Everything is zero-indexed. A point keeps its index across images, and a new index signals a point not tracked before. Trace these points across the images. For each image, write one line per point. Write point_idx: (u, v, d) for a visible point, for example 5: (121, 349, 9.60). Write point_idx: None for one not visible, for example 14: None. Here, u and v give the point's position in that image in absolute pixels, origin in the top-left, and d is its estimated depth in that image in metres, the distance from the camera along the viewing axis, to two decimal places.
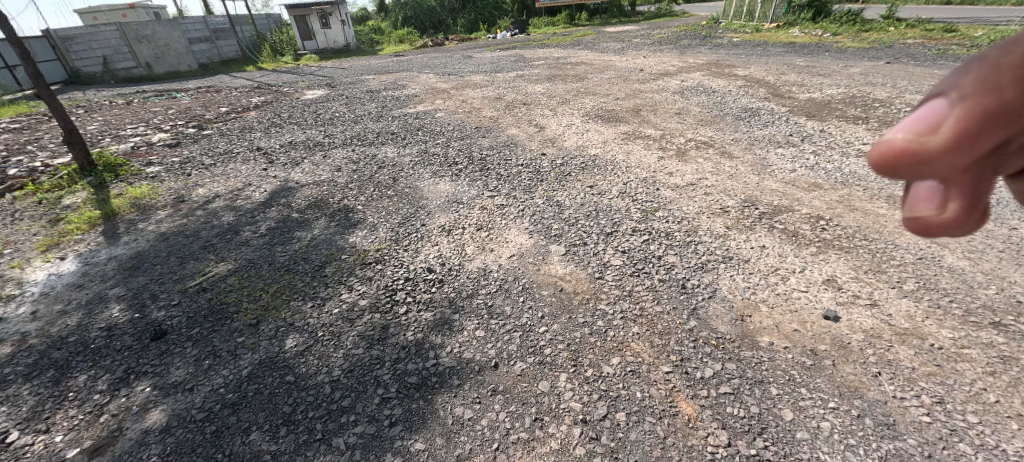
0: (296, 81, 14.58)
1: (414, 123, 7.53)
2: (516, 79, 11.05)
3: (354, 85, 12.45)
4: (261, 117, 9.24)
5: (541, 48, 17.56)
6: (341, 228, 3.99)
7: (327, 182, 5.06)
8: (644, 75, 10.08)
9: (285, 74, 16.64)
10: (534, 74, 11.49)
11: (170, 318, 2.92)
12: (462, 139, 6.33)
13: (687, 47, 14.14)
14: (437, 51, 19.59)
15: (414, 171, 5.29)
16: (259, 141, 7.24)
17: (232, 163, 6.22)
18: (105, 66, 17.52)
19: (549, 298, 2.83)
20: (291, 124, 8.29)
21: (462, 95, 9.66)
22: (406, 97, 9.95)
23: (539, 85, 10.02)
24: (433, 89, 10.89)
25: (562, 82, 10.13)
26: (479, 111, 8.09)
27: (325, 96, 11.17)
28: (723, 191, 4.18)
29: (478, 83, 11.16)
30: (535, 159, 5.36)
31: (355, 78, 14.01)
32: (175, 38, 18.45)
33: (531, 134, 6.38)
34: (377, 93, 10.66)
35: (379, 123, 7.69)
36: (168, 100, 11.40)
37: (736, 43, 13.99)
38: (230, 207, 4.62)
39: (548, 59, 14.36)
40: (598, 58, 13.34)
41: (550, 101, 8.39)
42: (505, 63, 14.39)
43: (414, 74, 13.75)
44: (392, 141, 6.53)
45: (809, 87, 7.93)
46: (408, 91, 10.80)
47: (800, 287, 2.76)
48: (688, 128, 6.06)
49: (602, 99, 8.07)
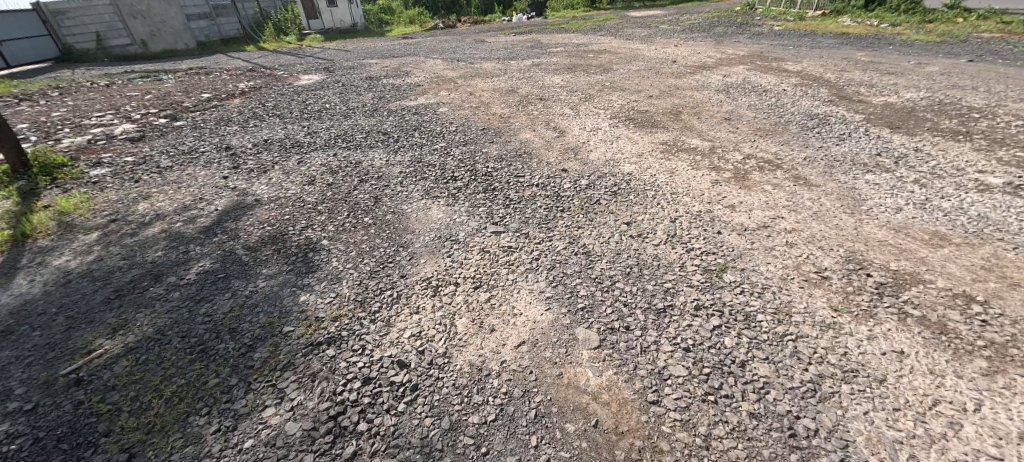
0: (294, 63, 13.56)
1: (412, 120, 6.45)
2: (531, 69, 9.86)
3: (355, 71, 11.37)
4: (244, 105, 8.25)
5: (560, 34, 16.21)
6: (293, 277, 2.99)
7: (293, 200, 4.05)
8: (679, 67, 8.83)
9: (284, 55, 15.57)
10: (551, 63, 10.25)
11: (8, 441, 1.97)
12: (465, 145, 5.25)
13: (723, 36, 12.76)
14: (448, 34, 18.32)
15: (401, 188, 4.25)
16: (232, 138, 6.24)
17: (192, 165, 5.24)
18: (99, 43, 16.66)
19: (577, 445, 1.81)
20: (273, 116, 7.28)
21: (470, 86, 8.54)
22: (408, 87, 8.86)
23: (557, 77, 8.82)
24: (438, 77, 9.76)
25: (584, 73, 8.93)
26: (487, 107, 6.97)
27: (320, 83, 10.12)
28: (811, 240, 3.07)
29: (487, 71, 9.99)
30: (554, 177, 4.28)
31: (356, 62, 12.92)
32: (170, 13, 17.70)
33: (549, 140, 5.28)
34: (377, 81, 9.59)
35: (371, 119, 6.63)
36: (151, 83, 10.47)
37: (778, 32, 12.55)
38: (165, 233, 3.65)
39: (568, 45, 13.07)
40: (623, 46, 12.04)
41: (571, 97, 7.23)
42: (521, 49, 13.15)
43: (419, 59, 12.58)
44: (383, 144, 5.49)
45: (882, 90, 6.66)
46: (411, 79, 9.69)
47: (988, 452, 1.70)
48: (744, 139, 4.90)
49: (632, 96, 6.90)
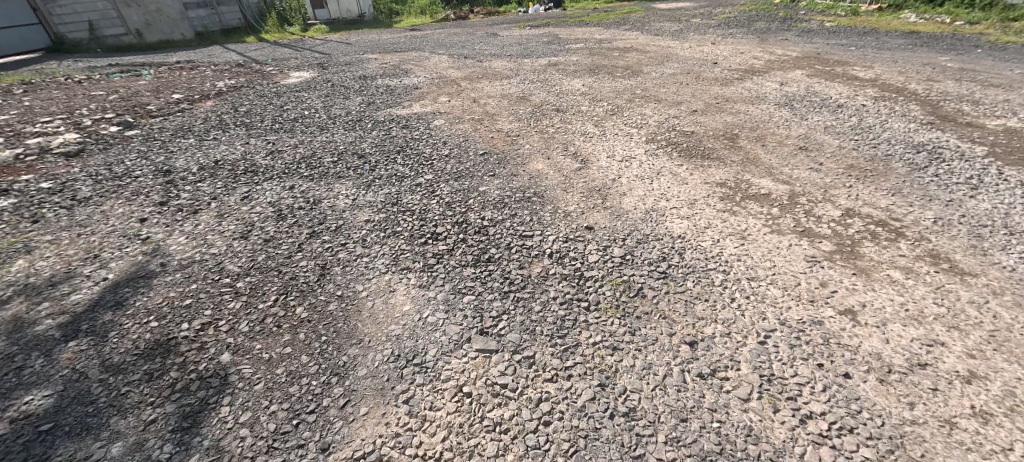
0: (289, 58, 12.48)
1: (398, 137, 5.25)
2: (547, 69, 8.56)
3: (351, 68, 10.23)
4: (214, 110, 7.18)
5: (581, 27, 14.81)
6: (151, 438, 1.86)
7: (209, 268, 2.93)
8: (721, 72, 7.47)
9: (282, 48, 14.50)
10: (569, 63, 8.91)
11: None
12: (456, 178, 4.03)
13: (766, 33, 11.25)
14: (459, 26, 17.04)
15: (361, 250, 3.07)
16: (180, 156, 5.14)
17: (113, 198, 4.16)
18: (92, 33, 16.01)
19: None
20: (240, 126, 6.19)
21: (475, 91, 7.32)
22: (404, 90, 7.67)
23: (578, 81, 7.52)
24: (439, 77, 8.53)
25: (609, 77, 7.61)
26: (492, 120, 5.73)
27: (309, 82, 9.00)
28: (1011, 405, 1.82)
29: (496, 72, 8.72)
30: (574, 238, 3.04)
31: (356, 57, 11.78)
32: (167, 1, 16.85)
33: (567, 173, 4.04)
34: (371, 82, 8.43)
35: (350, 134, 5.45)
36: (125, 80, 9.50)
37: (831, 29, 11.00)
38: (14, 323, 2.55)
39: (589, 41, 11.70)
40: (652, 44, 10.64)
41: (594, 109, 5.95)
42: (537, 45, 11.82)
43: (424, 55, 11.37)
44: (355, 172, 4.31)
45: (991, 109, 5.26)
46: (409, 80, 8.48)
47: None
48: (833, 183, 3.60)
49: (670, 109, 5.59)
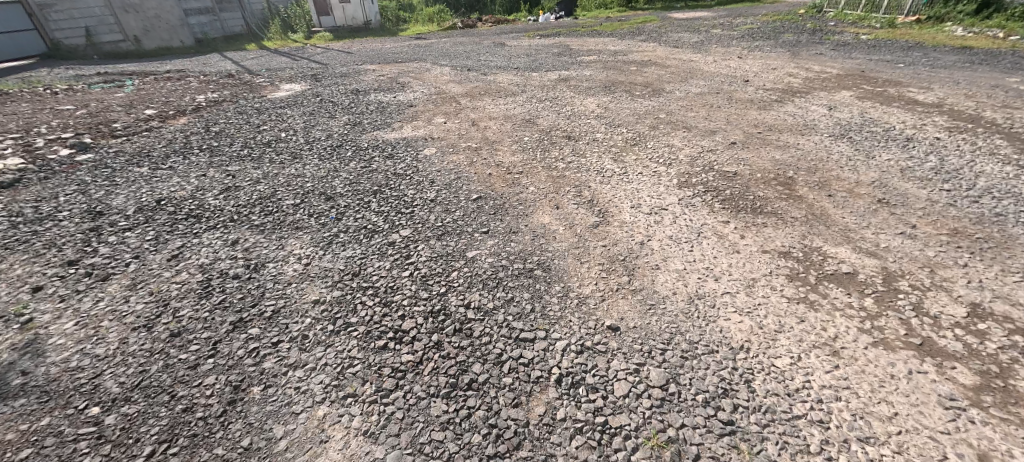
0: (284, 67, 11.82)
1: (378, 171, 4.42)
2: (558, 85, 7.72)
3: (345, 80, 9.50)
4: (184, 129, 6.44)
5: (594, 37, 14.01)
6: None
7: (81, 385, 2.10)
8: (755, 92, 6.57)
9: (279, 57, 13.87)
10: (581, 78, 8.06)
11: None
12: (439, 236, 3.17)
13: (797, 47, 10.34)
14: (466, 35, 16.34)
15: (296, 357, 2.22)
16: (122, 191, 4.37)
17: (18, 251, 3.37)
18: (88, 39, 15.53)
19: None
20: (204, 152, 5.42)
21: (474, 110, 6.50)
22: (396, 108, 6.88)
23: (591, 100, 6.64)
24: (437, 92, 7.74)
25: (627, 96, 6.75)
26: (492, 149, 4.88)
27: (297, 96, 8.28)
28: None
29: (500, 87, 7.91)
30: (591, 347, 2.16)
31: (353, 68, 11.07)
32: (167, 7, 16.35)
33: (580, 230, 3.15)
34: (362, 98, 7.66)
35: (323, 166, 4.63)
36: (103, 93, 8.87)
37: (869, 43, 10.06)
38: None
39: (603, 53, 10.88)
40: (672, 57, 9.79)
41: (610, 137, 5.07)
42: (546, 56, 11.02)
43: (424, 66, 10.61)
44: (316, 223, 3.48)
45: None
46: (403, 95, 7.69)
47: None
48: (939, 260, 2.69)
49: (703, 140, 4.69)
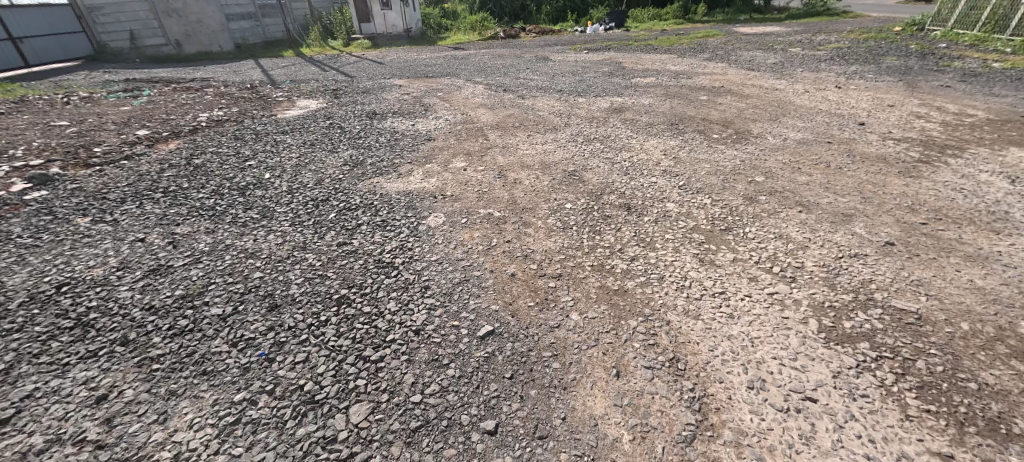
0: (309, 79, 11.00)
1: (356, 254, 3.14)
2: (610, 118, 6.26)
3: (365, 98, 8.46)
4: (165, 159, 5.49)
5: (649, 54, 12.46)
6: None
7: None
8: (881, 143, 4.88)
9: (310, 66, 13.16)
10: (637, 110, 6.56)
11: None
12: (409, 433, 1.85)
13: (907, 75, 8.40)
14: (508, 46, 15.17)
15: None
16: (32, 261, 3.34)
17: None
18: (132, 42, 15.51)
19: None
20: (166, 196, 4.38)
21: (504, 151, 5.17)
22: (411, 142, 5.67)
23: (654, 145, 5.15)
24: (463, 121, 6.48)
25: (702, 140, 5.20)
26: (520, 223, 3.50)
27: (307, 118, 7.27)
28: None
29: (540, 117, 6.54)
30: None
31: (379, 82, 10.07)
32: (209, 12, 16.14)
33: (662, 450, 1.74)
34: (375, 125, 6.53)
35: (290, 237, 3.43)
36: (111, 105, 8.23)
37: (1007, 73, 7.99)
38: None
39: (662, 75, 9.33)
40: (749, 83, 8.12)
41: (689, 214, 3.57)
42: (595, 75, 9.59)
43: (456, 84, 9.43)
44: (232, 367, 2.24)
45: None
46: (423, 123, 6.49)
47: None
48: None
49: (835, 234, 3.13)
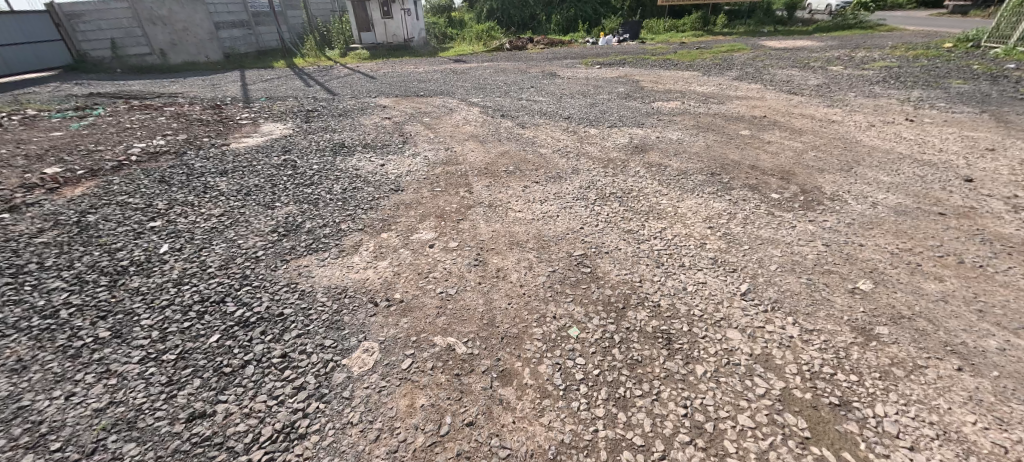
0: (287, 95, 9.83)
1: (204, 449, 1.86)
2: (629, 162, 4.91)
3: (340, 123, 7.23)
4: (54, 213, 4.25)
5: (669, 70, 11.15)
6: None
7: None
8: (1015, 214, 3.50)
9: (294, 80, 12.02)
10: (663, 150, 5.21)
11: None
12: None
13: (988, 104, 6.98)
14: (513, 59, 13.97)
15: None
16: None
17: None
18: (114, 52, 14.45)
19: None
20: (10, 282, 3.14)
21: (490, 213, 3.85)
22: (372, 193, 4.37)
23: (693, 209, 3.79)
24: (446, 161, 5.18)
25: (758, 204, 3.83)
26: (496, 373, 2.18)
27: (262, 150, 6.04)
28: None
29: (541, 156, 5.22)
30: None
31: (363, 101, 8.85)
32: (197, 20, 15.23)
33: None
34: (337, 164, 5.27)
35: (122, 394, 2.14)
36: (44, 129, 7.05)
37: None
38: None
39: (688, 98, 8.00)
40: (796, 112, 6.76)
41: (770, 360, 2.21)
42: (610, 96, 8.27)
43: (448, 106, 8.17)
44: None
45: None
46: (396, 163, 5.21)
47: None
48: None
49: None
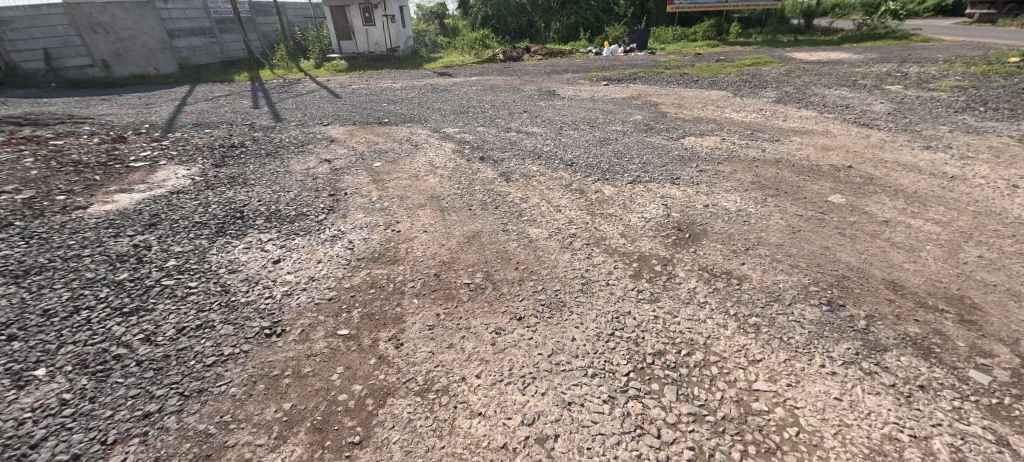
0: (221, 121, 7.92)
1: None
2: (675, 263, 2.97)
3: (261, 169, 5.31)
4: None
5: (691, 88, 9.28)
6: None
7: None
8: None
9: (243, 99, 10.08)
10: (724, 237, 3.27)
11: None
12: None
13: None
14: (506, 73, 12.11)
15: None
16: None
17: None
18: (48, 63, 12.47)
19: None
20: None
21: (422, 421, 1.93)
22: (222, 342, 2.44)
23: (832, 418, 1.88)
24: (378, 255, 3.25)
25: (962, 407, 1.91)
26: None
27: (124, 218, 4.12)
28: None
29: (531, 245, 3.28)
30: None
31: (309, 131, 6.95)
32: (145, 27, 13.37)
33: None
34: (208, 257, 3.35)
35: None
36: None
37: None
38: None
39: (727, 131, 6.10)
40: (888, 158, 4.85)
41: None
42: (625, 128, 6.35)
43: (413, 140, 6.27)
44: None
45: None
46: (298, 258, 3.27)
47: None
48: None
49: None
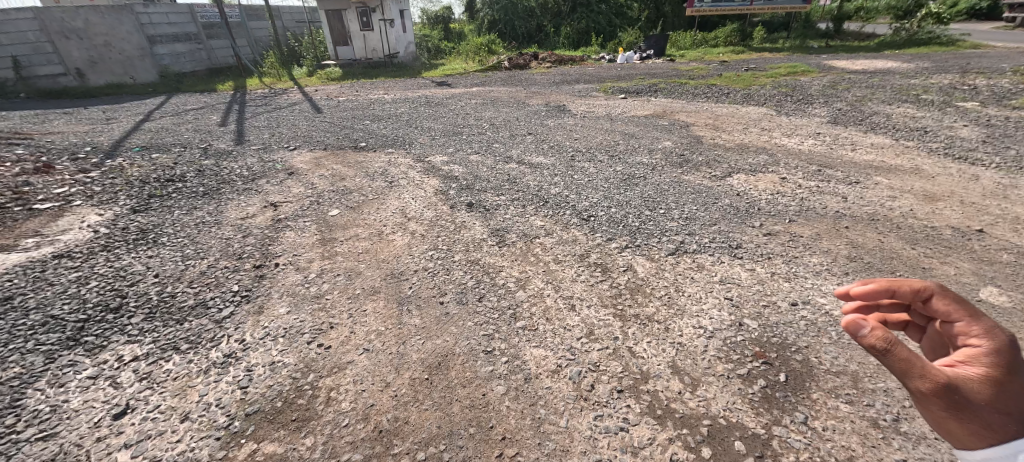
0: (175, 143, 6.80)
1: None
2: (778, 454, 1.69)
3: (186, 217, 4.13)
4: None
5: (724, 103, 7.96)
6: None
7: None
8: None
9: (214, 113, 8.98)
10: (846, 387, 1.98)
11: None
12: None
13: None
14: (511, 83, 10.94)
15: None
16: None
17: None
18: (16, 72, 11.53)
19: None
20: None
21: None
22: None
23: None
24: (281, 407, 2.02)
25: None
26: None
27: None
28: None
29: (527, 394, 2.03)
30: None
31: (269, 158, 5.79)
32: (122, 33, 12.40)
33: None
34: (20, 401, 2.14)
35: None
36: None
37: None
38: None
39: (784, 164, 4.81)
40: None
41: None
42: (653, 159, 5.09)
43: (390, 174, 5.05)
44: None
45: None
46: (155, 409, 2.05)
47: None
48: None
49: None
